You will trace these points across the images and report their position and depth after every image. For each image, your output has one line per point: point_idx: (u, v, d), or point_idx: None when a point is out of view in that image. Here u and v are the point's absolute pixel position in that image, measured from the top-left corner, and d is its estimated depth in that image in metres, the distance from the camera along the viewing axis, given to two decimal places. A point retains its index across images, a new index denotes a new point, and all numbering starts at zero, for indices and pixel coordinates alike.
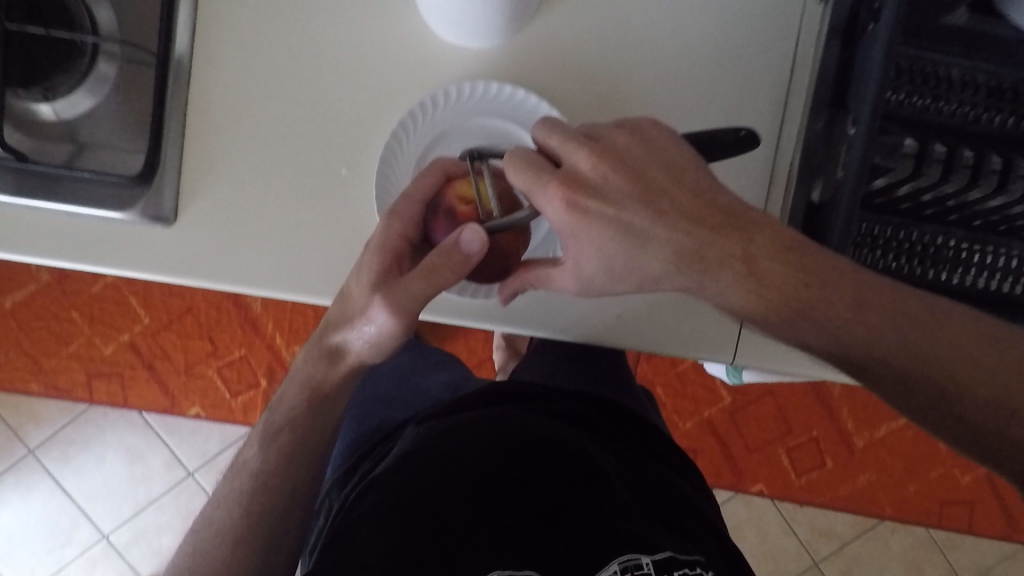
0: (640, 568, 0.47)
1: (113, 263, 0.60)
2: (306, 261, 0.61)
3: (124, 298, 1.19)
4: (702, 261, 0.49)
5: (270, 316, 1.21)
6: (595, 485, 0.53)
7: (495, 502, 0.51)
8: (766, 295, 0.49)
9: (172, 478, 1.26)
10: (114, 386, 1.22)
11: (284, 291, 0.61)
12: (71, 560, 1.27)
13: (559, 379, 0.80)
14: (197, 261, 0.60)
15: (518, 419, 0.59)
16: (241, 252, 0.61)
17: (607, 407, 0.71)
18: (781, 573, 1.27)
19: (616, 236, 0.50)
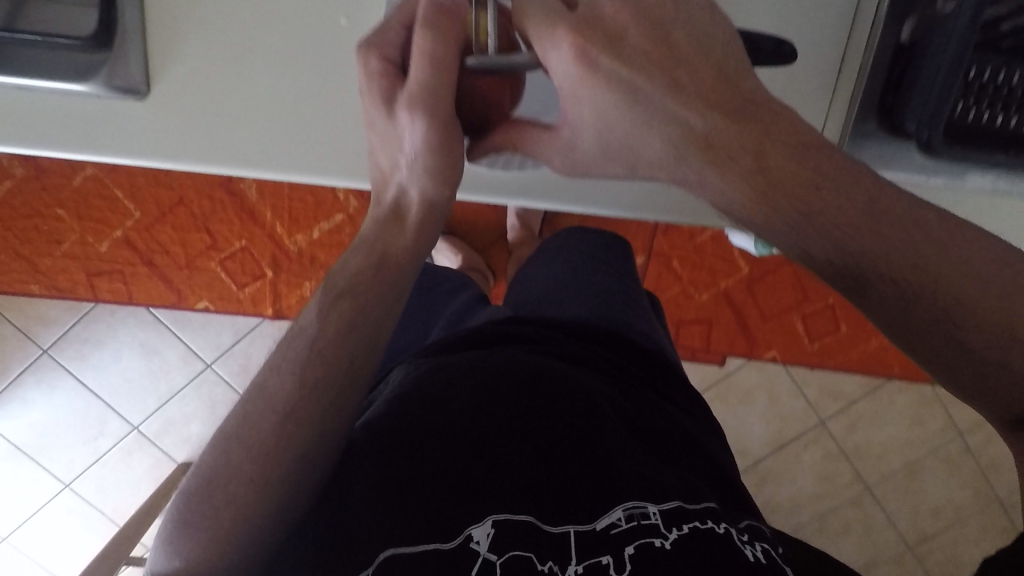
0: (645, 518, 0.45)
1: (92, 147, 0.55)
2: (299, 137, 0.56)
3: (109, 191, 1.12)
4: (710, 151, 0.42)
5: (267, 203, 1.15)
6: (596, 427, 0.51)
7: (492, 444, 0.49)
8: (776, 200, 0.42)
9: (192, 370, 1.27)
10: (117, 283, 1.19)
11: (279, 171, 0.57)
12: (107, 450, 1.31)
13: (561, 298, 0.76)
14: (180, 140, 0.56)
15: (516, 359, 0.56)
16: (227, 130, 0.56)
17: (608, 339, 0.68)
18: (788, 433, 1.32)
19: (616, 103, 0.42)
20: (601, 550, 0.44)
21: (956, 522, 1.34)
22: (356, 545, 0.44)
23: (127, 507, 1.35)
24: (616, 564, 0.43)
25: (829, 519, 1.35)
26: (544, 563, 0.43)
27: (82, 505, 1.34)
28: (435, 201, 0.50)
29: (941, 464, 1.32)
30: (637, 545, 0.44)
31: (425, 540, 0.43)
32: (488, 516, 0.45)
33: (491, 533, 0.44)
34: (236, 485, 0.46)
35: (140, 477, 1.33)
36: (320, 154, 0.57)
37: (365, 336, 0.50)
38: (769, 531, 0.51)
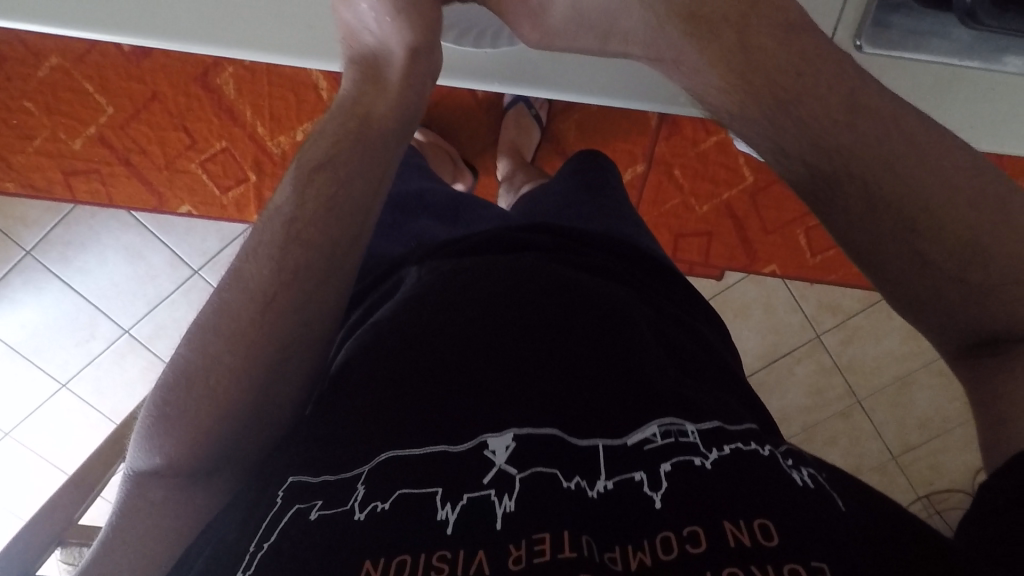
0: (684, 436, 0.38)
1: (76, 23, 0.59)
2: (275, 19, 0.60)
3: (78, 83, 1.05)
4: (675, 27, 0.52)
5: (246, 101, 1.08)
6: (621, 338, 0.46)
7: (507, 352, 0.44)
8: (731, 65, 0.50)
9: (179, 275, 1.25)
10: (94, 183, 1.14)
11: (256, 52, 0.61)
12: (100, 353, 1.32)
13: (575, 207, 0.70)
14: (161, 19, 0.59)
15: (536, 269, 0.51)
16: (205, 10, 0.59)
17: (635, 256, 0.62)
18: (782, 347, 1.31)
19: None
20: (633, 466, 0.37)
21: (943, 433, 1.36)
22: (345, 445, 0.41)
23: (125, 406, 1.38)
24: (650, 481, 0.36)
25: (816, 430, 1.37)
26: (570, 479, 0.36)
27: (80, 403, 1.37)
28: (408, 46, 0.56)
29: (933, 377, 1.32)
30: (676, 461, 0.37)
31: (431, 442, 0.39)
32: (509, 428, 0.39)
33: (512, 445, 0.38)
34: (217, 375, 0.43)
35: (134, 379, 1.35)
36: (287, 37, 0.61)
37: (347, 211, 0.49)
38: (810, 457, 0.42)
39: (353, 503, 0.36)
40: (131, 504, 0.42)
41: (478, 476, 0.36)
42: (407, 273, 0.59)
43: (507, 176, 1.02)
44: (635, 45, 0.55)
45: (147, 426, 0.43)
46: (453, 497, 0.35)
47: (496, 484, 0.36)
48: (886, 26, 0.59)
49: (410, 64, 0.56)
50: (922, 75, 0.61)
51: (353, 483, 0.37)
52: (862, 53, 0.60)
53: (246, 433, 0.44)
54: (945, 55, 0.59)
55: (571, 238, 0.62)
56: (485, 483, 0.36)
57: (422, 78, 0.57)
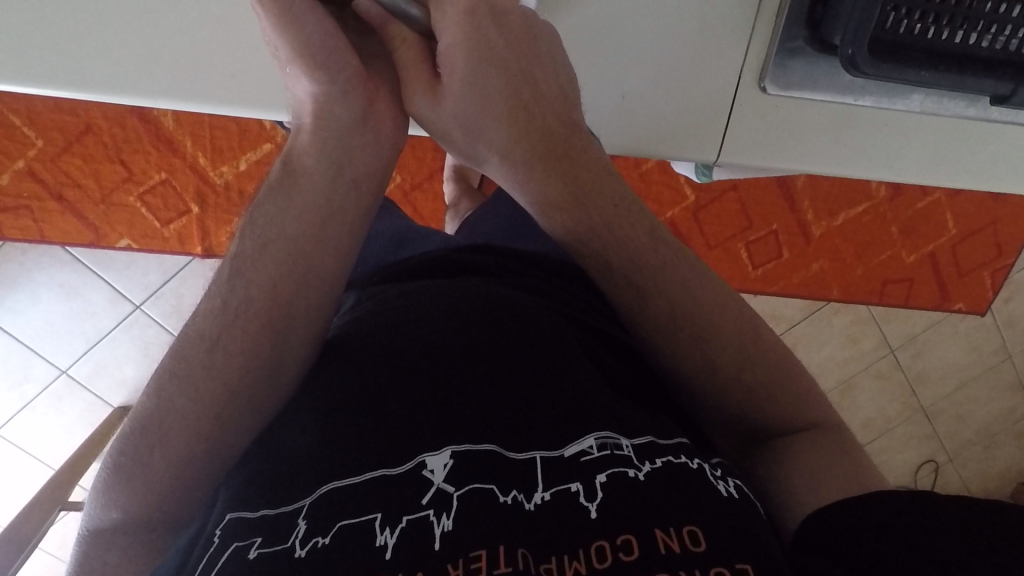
0: (619, 448, 0.40)
1: None
2: (168, 60, 0.50)
3: (4, 117, 1.02)
4: (547, 162, 0.51)
5: (186, 131, 1.07)
6: (560, 356, 0.47)
7: (449, 368, 0.45)
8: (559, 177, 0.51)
9: (119, 312, 1.20)
10: (24, 220, 1.10)
11: (146, 98, 0.51)
12: (35, 396, 1.26)
13: (517, 228, 0.72)
14: (21, 60, 0.49)
15: (477, 293, 0.53)
16: (82, 50, 0.49)
17: (575, 279, 0.64)
18: None
19: (472, 81, 0.47)
20: (571, 478, 0.38)
21: (886, 433, 1.41)
22: (286, 476, 0.40)
23: (63, 451, 1.32)
24: (586, 492, 0.37)
25: None
26: (507, 493, 0.37)
27: (13, 450, 1.30)
28: (336, 122, 0.48)
29: (874, 381, 1.37)
30: (610, 473, 0.38)
31: (371, 468, 0.39)
32: (447, 446, 0.40)
33: (449, 462, 0.39)
34: (171, 423, 0.45)
35: (74, 422, 1.29)
36: (193, 81, 0.51)
37: (286, 258, 0.49)
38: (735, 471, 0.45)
39: (293, 540, 0.36)
40: (90, 560, 0.43)
41: (417, 497, 0.37)
42: (350, 298, 0.60)
43: (454, 202, 1.03)
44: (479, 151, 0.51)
45: (108, 478, 0.45)
46: (391, 521, 0.36)
47: (434, 503, 0.36)
48: (786, 67, 0.56)
49: (324, 134, 0.48)
50: (822, 120, 0.56)
51: (294, 518, 0.37)
52: (768, 94, 0.55)
53: (203, 472, 0.45)
54: (842, 94, 0.56)
55: (513, 260, 0.63)
56: (424, 504, 0.36)
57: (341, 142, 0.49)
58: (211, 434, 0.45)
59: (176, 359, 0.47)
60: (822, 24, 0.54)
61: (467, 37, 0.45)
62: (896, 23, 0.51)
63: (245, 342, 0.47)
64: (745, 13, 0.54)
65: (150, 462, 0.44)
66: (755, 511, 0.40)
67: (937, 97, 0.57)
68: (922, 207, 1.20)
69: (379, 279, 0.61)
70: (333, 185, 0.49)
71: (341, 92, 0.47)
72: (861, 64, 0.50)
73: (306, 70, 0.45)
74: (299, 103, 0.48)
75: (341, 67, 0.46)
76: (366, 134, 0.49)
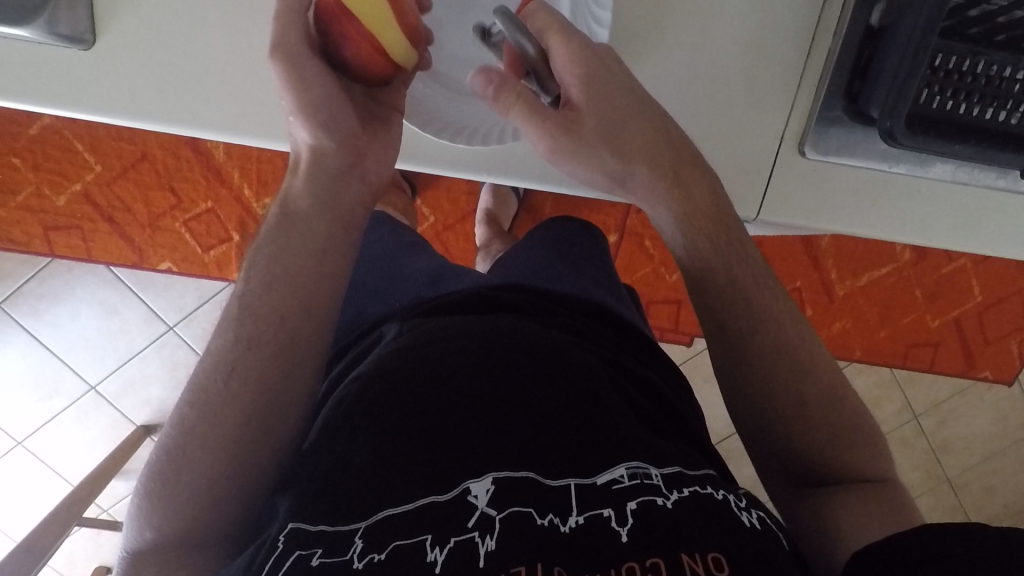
0: (648, 478, 0.42)
1: (28, 97, 0.53)
2: (251, 99, 0.55)
3: (68, 143, 1.05)
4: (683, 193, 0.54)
5: (235, 164, 1.10)
6: (593, 389, 0.49)
7: (488, 397, 0.48)
8: (674, 202, 0.54)
9: (153, 332, 1.25)
10: (74, 238, 1.13)
11: (230, 133, 0.56)
12: (62, 409, 1.29)
13: (548, 270, 0.74)
14: (124, 95, 0.54)
15: (511, 325, 0.55)
16: (179, 89, 0.54)
17: (603, 316, 0.65)
18: None
19: (601, 106, 0.50)
20: (601, 504, 0.41)
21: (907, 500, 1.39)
22: (344, 486, 0.43)
23: (82, 466, 1.35)
24: (617, 517, 0.40)
25: None
26: (544, 516, 0.40)
27: (35, 462, 1.33)
28: (325, 166, 0.51)
29: (894, 445, 1.36)
30: (640, 501, 0.41)
31: (422, 495, 0.42)
32: (489, 473, 0.42)
33: (491, 488, 0.41)
34: (216, 436, 0.47)
35: (96, 437, 1.32)
36: (270, 119, 0.55)
37: (330, 282, 0.52)
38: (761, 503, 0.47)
39: (351, 555, 0.38)
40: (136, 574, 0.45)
41: (462, 521, 0.40)
42: (392, 328, 0.63)
43: (484, 244, 1.06)
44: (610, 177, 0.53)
45: (141, 503, 0.47)
46: (441, 541, 0.39)
47: (479, 526, 0.39)
48: (825, 134, 0.58)
49: (313, 170, 0.52)
50: (856, 184, 0.59)
51: (351, 538, 0.40)
52: (806, 158, 0.58)
53: (253, 488, 0.47)
54: (879, 161, 0.58)
55: (546, 297, 0.65)
56: (470, 526, 0.39)
57: (328, 182, 0.52)
58: (247, 455, 0.47)
59: (226, 363, 0.48)
60: (861, 97, 0.56)
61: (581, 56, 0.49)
62: (930, 99, 0.54)
63: (265, 363, 0.49)
64: (787, 83, 0.57)
65: (186, 484, 0.46)
66: (778, 544, 0.42)
67: (969, 168, 0.58)
68: (948, 273, 1.20)
69: (420, 312, 0.63)
70: (331, 232, 0.52)
71: (333, 142, 0.51)
72: (899, 136, 0.51)
73: (303, 120, 0.49)
74: (300, 147, 0.52)
75: (337, 123, 0.50)
76: (349, 181, 0.52)
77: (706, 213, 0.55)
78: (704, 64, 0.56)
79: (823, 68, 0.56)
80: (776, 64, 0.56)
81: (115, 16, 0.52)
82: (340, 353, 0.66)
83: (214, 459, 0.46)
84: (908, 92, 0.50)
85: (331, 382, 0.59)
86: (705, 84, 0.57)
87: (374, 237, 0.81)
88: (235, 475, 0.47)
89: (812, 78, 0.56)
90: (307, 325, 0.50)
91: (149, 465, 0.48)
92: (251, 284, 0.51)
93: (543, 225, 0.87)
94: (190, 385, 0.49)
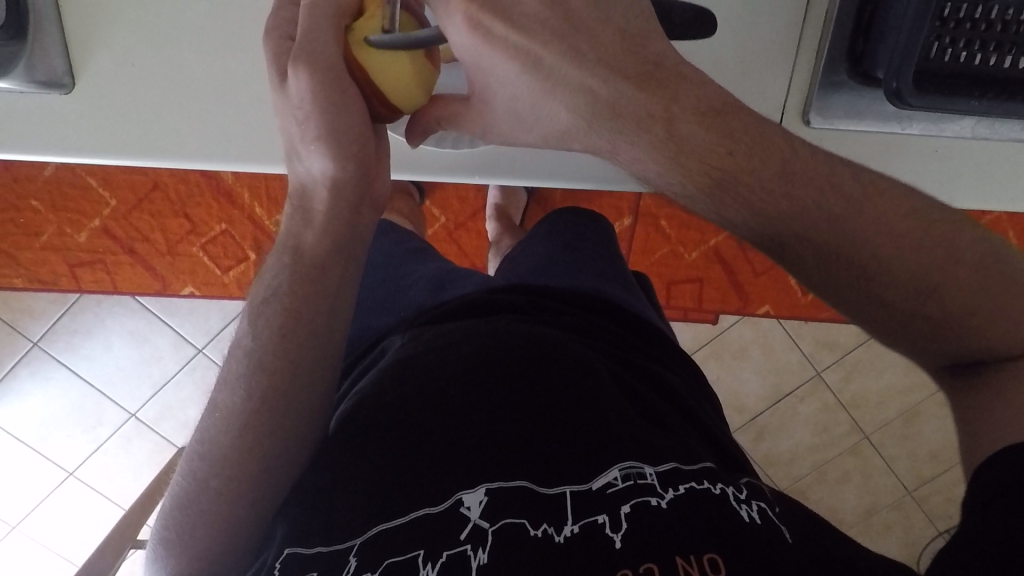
0: (642, 478, 0.42)
1: (15, 146, 0.54)
2: (231, 127, 0.55)
3: (83, 180, 1.06)
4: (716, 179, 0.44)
5: (244, 184, 1.09)
6: (587, 389, 0.48)
7: (478, 404, 0.47)
8: (692, 169, 0.44)
9: (184, 356, 1.27)
10: (99, 272, 1.16)
11: (214, 162, 0.56)
12: (106, 438, 1.33)
13: (552, 267, 0.73)
14: (106, 136, 0.54)
15: (503, 328, 0.54)
16: (160, 125, 0.54)
17: (607, 311, 0.64)
18: (783, 387, 1.31)
19: (520, 74, 0.43)
20: (596, 509, 0.40)
21: (955, 465, 1.34)
22: (341, 512, 0.44)
23: (131, 492, 1.39)
24: (611, 523, 0.39)
25: (826, 469, 1.36)
26: (538, 526, 0.39)
27: (86, 491, 1.38)
28: (344, 205, 0.49)
29: (939, 409, 1.31)
30: (634, 503, 0.40)
31: (414, 509, 0.42)
32: (482, 484, 0.42)
33: (484, 500, 0.41)
34: (221, 477, 0.49)
35: (142, 462, 1.36)
36: (251, 145, 0.55)
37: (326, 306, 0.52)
38: (767, 490, 0.46)
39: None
40: None
41: (455, 533, 0.40)
42: (395, 341, 0.62)
43: (496, 240, 1.05)
44: (574, 142, 0.46)
45: (162, 547, 0.50)
46: (433, 556, 0.39)
47: (472, 539, 0.39)
48: (829, 100, 0.55)
49: (330, 206, 0.49)
50: (866, 149, 0.56)
51: (345, 556, 0.41)
52: (812, 128, 0.56)
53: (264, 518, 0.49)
54: (888, 124, 0.55)
55: (546, 297, 0.64)
56: (462, 539, 0.39)
57: (348, 216, 0.49)
58: (247, 485, 0.48)
59: (229, 416, 0.50)
60: (864, 58, 0.54)
61: (471, 30, 0.42)
62: (942, 53, 0.51)
63: (259, 394, 0.50)
64: (786, 51, 0.54)
65: (195, 519, 0.48)
66: (782, 536, 0.40)
67: (987, 123, 0.55)
68: None
69: (421, 322, 0.63)
70: (335, 258, 0.51)
71: (357, 169, 0.47)
72: (907, 95, 0.49)
73: (324, 154, 0.45)
74: (312, 181, 0.48)
75: (361, 147, 0.46)
76: (365, 210, 0.50)
77: (782, 193, 0.45)
78: (697, 39, 0.54)
79: (822, 30, 0.54)
80: (772, 32, 0.54)
81: (90, 58, 0.52)
82: (346, 370, 0.65)
83: (214, 500, 0.48)
84: (914, 47, 0.48)
85: (336, 405, 0.59)
86: (698, 59, 0.55)
87: (380, 249, 0.81)
88: (237, 504, 0.48)
89: (811, 44, 0.54)
90: (301, 352, 0.51)
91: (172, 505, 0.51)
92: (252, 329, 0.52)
93: (545, 219, 0.84)
94: (208, 427, 0.51)
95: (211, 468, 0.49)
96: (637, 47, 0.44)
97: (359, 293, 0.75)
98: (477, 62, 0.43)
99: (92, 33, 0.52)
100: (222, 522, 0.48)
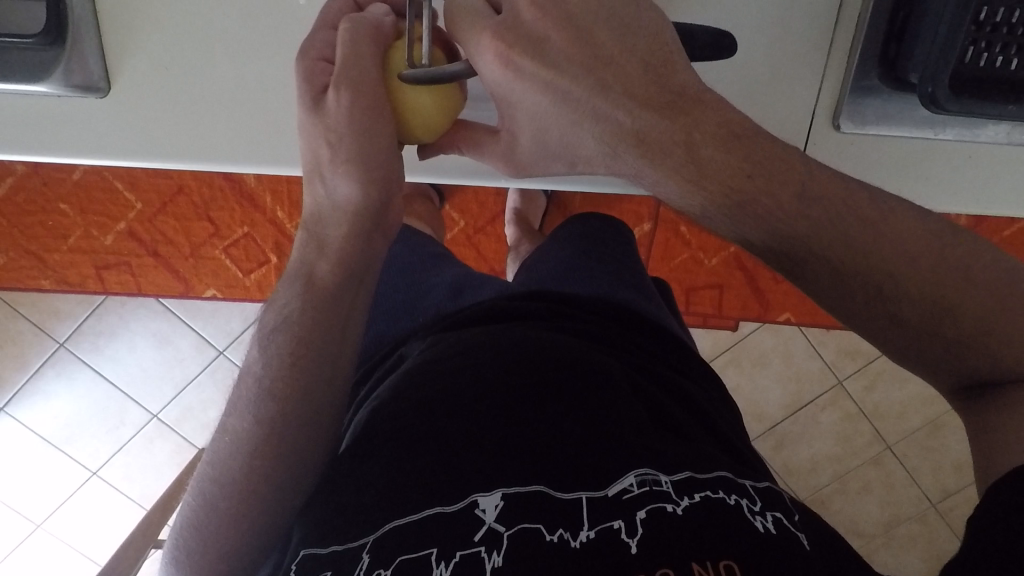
0: (658, 484, 0.41)
1: (50, 149, 0.55)
2: (260, 128, 0.55)
3: (109, 183, 1.08)
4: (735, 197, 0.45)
5: (266, 187, 1.10)
6: (604, 398, 0.48)
7: (497, 409, 0.47)
8: (709, 188, 0.45)
9: (205, 358, 1.29)
10: (124, 274, 1.17)
11: (244, 162, 0.56)
12: (129, 438, 1.35)
13: (572, 274, 0.73)
14: (140, 138, 0.55)
15: (519, 334, 0.55)
16: (192, 127, 0.55)
17: (623, 319, 0.64)
18: (805, 395, 1.29)
19: (549, 107, 0.44)
20: (613, 515, 0.40)
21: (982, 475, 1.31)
22: (357, 511, 0.44)
23: (153, 492, 1.41)
24: (627, 529, 0.39)
25: (849, 479, 1.34)
26: (554, 531, 0.39)
27: (110, 491, 1.40)
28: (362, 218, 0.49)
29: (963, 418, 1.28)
30: (650, 509, 0.40)
31: (428, 506, 0.42)
32: (499, 488, 0.42)
33: (501, 503, 0.41)
34: (234, 483, 0.50)
35: (162, 463, 1.38)
36: (281, 145, 0.56)
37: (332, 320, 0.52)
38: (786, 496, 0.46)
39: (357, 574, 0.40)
40: None
41: (470, 534, 0.39)
42: (414, 347, 0.63)
43: (515, 245, 1.05)
44: (598, 165, 0.47)
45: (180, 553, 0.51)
46: (446, 555, 0.39)
47: (486, 540, 0.39)
48: (861, 106, 0.55)
49: (351, 223, 0.49)
50: (896, 154, 0.56)
51: (358, 553, 0.41)
52: (842, 132, 0.55)
53: (279, 518, 0.50)
54: (921, 129, 0.55)
55: (565, 304, 0.64)
56: (476, 541, 0.39)
57: (366, 235, 0.50)
58: (266, 486, 0.49)
59: (242, 426, 0.51)
60: (898, 62, 0.54)
61: (502, 72, 0.44)
62: (977, 57, 0.50)
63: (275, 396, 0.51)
64: (815, 56, 0.54)
65: (209, 532, 0.49)
66: (798, 547, 0.40)
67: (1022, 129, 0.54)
68: (1010, 233, 1.11)
69: (441, 327, 0.63)
70: (345, 276, 0.52)
71: (382, 191, 0.48)
72: (942, 100, 0.49)
73: (354, 173, 0.46)
74: (332, 201, 0.49)
75: (388, 170, 0.48)
76: (380, 233, 0.52)
77: (800, 214, 0.45)
78: None
79: (853, 35, 0.53)
80: (800, 38, 0.54)
81: (127, 65, 0.54)
82: (366, 374, 0.66)
83: (235, 501, 0.49)
84: (950, 53, 0.47)
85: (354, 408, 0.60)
86: (725, 63, 0.54)
87: (398, 255, 0.81)
88: (250, 510, 0.49)
89: (841, 48, 0.54)
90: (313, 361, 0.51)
91: (185, 518, 0.52)
92: (263, 354, 0.53)
93: (562, 223, 0.85)
94: (222, 440, 0.52)
95: (231, 466, 0.50)
96: (660, 73, 0.44)
97: (378, 297, 0.75)
98: (527, 112, 0.46)
99: (127, 39, 0.53)
100: (232, 518, 0.49)
